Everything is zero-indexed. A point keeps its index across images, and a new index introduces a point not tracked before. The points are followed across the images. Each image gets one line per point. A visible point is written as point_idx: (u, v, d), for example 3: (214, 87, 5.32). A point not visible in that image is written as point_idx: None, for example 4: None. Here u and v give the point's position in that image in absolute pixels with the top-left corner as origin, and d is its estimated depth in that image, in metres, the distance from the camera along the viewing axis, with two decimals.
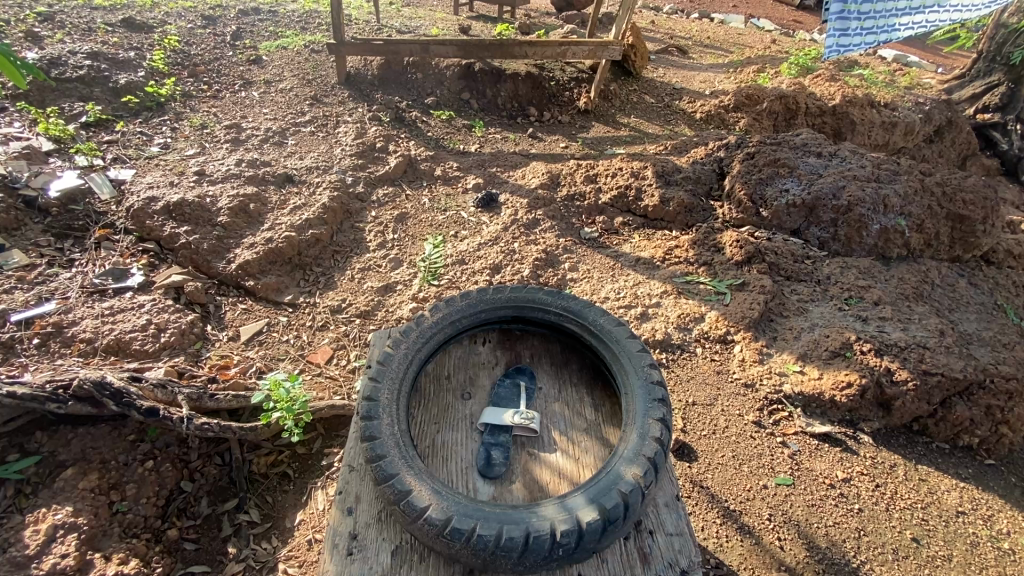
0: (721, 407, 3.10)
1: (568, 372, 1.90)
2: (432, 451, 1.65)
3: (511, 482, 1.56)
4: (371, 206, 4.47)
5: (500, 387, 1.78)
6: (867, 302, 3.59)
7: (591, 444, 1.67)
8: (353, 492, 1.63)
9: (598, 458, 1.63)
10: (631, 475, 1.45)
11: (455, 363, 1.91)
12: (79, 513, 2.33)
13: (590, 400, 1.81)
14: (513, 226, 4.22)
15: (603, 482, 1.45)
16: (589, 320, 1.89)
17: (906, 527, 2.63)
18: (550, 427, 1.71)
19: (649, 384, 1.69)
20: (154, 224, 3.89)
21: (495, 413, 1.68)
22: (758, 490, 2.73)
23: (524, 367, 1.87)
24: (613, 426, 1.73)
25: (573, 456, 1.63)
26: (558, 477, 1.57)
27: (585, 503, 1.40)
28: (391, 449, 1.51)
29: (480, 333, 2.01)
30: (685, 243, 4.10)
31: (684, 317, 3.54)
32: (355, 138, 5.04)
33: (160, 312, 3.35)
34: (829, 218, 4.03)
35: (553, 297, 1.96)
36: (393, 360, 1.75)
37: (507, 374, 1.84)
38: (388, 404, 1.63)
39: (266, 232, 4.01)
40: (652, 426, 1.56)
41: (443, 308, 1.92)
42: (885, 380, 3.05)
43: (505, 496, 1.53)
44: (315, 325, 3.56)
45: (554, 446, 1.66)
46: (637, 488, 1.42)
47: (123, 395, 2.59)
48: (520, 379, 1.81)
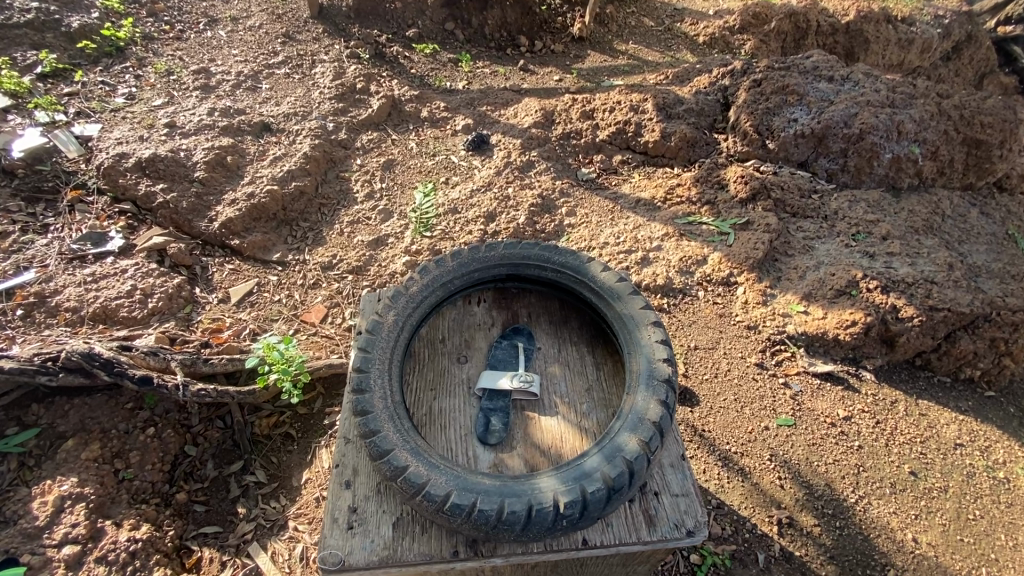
0: (723, 351, 3.06)
1: (568, 330, 1.81)
2: (430, 419, 1.59)
3: (511, 447, 1.51)
4: (356, 153, 4.24)
5: (497, 347, 1.71)
6: (875, 236, 3.48)
7: (593, 406, 1.61)
8: (350, 465, 1.60)
9: (600, 420, 1.57)
10: (636, 442, 1.39)
11: (450, 326, 1.82)
12: (85, 482, 2.35)
13: (591, 359, 1.73)
14: (506, 170, 4.02)
15: (608, 450, 1.40)
16: (589, 276, 1.77)
17: (904, 461, 2.65)
18: (551, 390, 1.64)
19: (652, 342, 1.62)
20: (127, 183, 3.70)
21: (493, 376, 1.61)
22: (760, 432, 2.72)
23: (522, 325, 1.78)
24: (616, 385, 1.66)
25: (574, 420, 1.57)
26: (561, 441, 1.52)
27: (589, 473, 1.35)
28: (384, 423, 1.45)
29: (474, 292, 1.91)
30: (687, 181, 3.91)
31: (686, 260, 3.44)
32: (333, 79, 4.69)
33: (144, 277, 3.25)
34: (839, 147, 3.83)
35: (550, 252, 1.84)
36: (382, 327, 1.65)
37: (504, 334, 1.76)
38: (379, 375, 1.55)
39: (247, 186, 3.82)
40: (658, 388, 1.49)
41: (433, 268, 1.80)
42: (890, 317, 3.04)
43: (506, 463, 1.48)
44: (307, 283, 3.45)
45: (555, 409, 1.60)
46: (641, 454, 1.38)
47: (114, 364, 2.54)
48: (519, 339, 1.74)
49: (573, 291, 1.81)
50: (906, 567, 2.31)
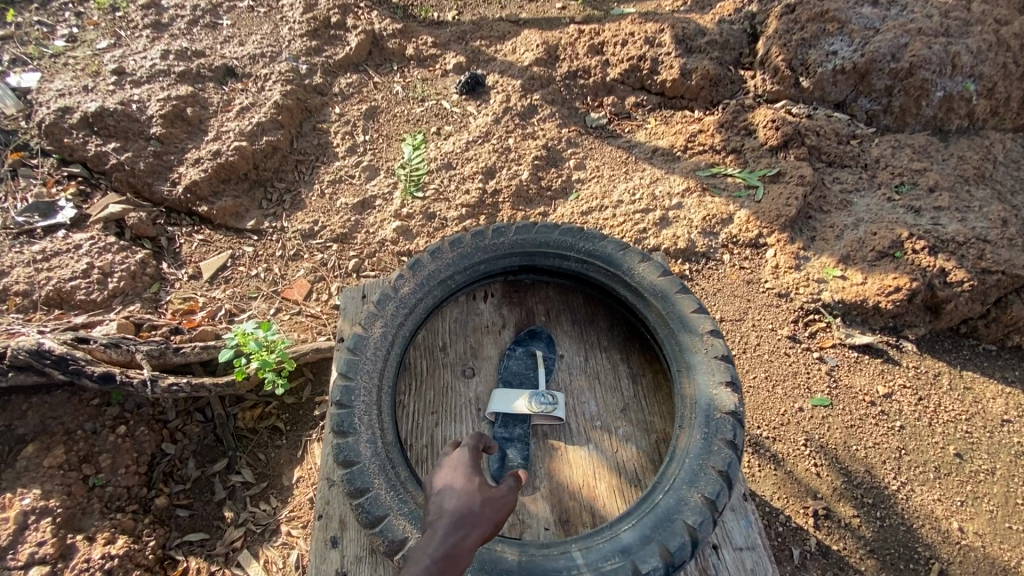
0: (751, 323, 2.78)
1: (595, 331, 1.78)
2: (433, 448, 1.57)
3: (536, 491, 1.48)
4: (334, 100, 3.73)
5: (509, 359, 1.66)
6: (921, 188, 3.11)
7: (630, 431, 1.59)
8: (335, 516, 1.53)
9: (639, 448, 1.56)
10: (696, 500, 1.33)
11: (451, 330, 1.79)
12: (50, 494, 2.11)
13: (626, 369, 1.71)
14: (505, 117, 3.55)
15: (661, 511, 1.33)
16: (624, 270, 1.70)
17: (949, 442, 2.44)
18: (579, 414, 1.61)
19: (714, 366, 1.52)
20: (74, 142, 3.25)
21: (508, 396, 1.54)
22: (793, 414, 2.49)
23: (539, 329, 1.73)
24: (656, 408, 1.63)
25: (609, 452, 1.55)
26: (590, 479, 1.50)
27: (642, 546, 1.28)
28: (374, 481, 1.38)
29: (479, 287, 1.87)
30: (710, 126, 3.46)
31: (710, 220, 3.08)
32: (304, 12, 4.07)
33: (102, 253, 2.88)
34: (883, 85, 3.37)
35: (574, 240, 1.76)
36: (364, 351, 1.57)
37: (517, 342, 1.71)
38: (364, 414, 1.47)
39: (212, 143, 3.35)
40: (721, 430, 1.41)
41: (424, 272, 1.73)
42: (938, 282, 2.74)
43: (534, 509, 1.46)
44: (287, 255, 3.09)
45: (585, 438, 1.57)
46: (705, 519, 1.31)
47: (68, 361, 2.24)
48: (535, 348, 1.68)
49: (600, 282, 1.75)
50: (951, 560, 2.16)
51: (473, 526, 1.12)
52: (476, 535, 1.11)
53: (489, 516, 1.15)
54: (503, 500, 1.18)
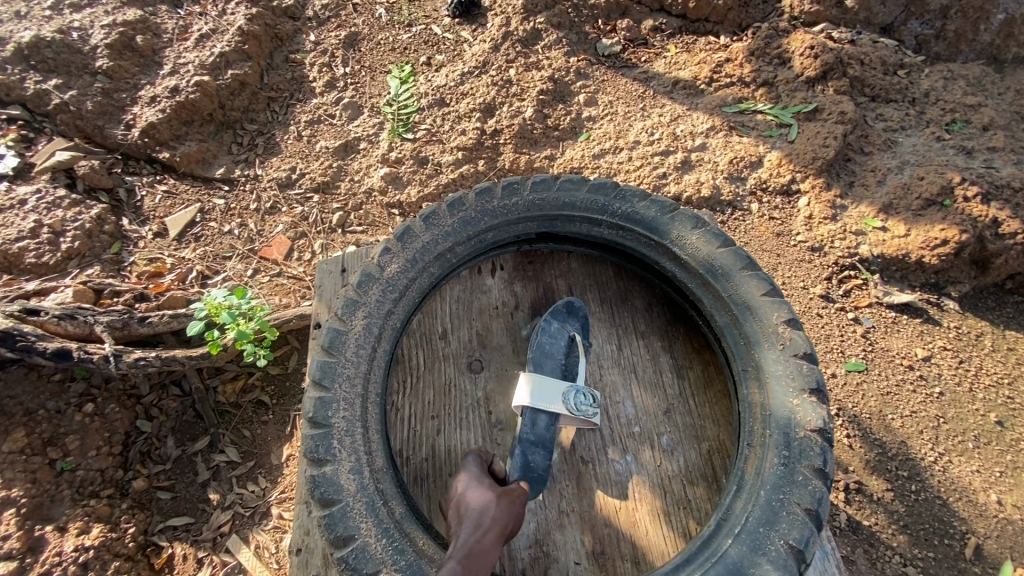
0: (781, 281, 2.52)
1: (631, 310, 1.69)
2: (436, 459, 1.48)
3: (566, 518, 1.42)
4: (307, 25, 3.25)
5: (544, 336, 1.49)
6: (974, 126, 2.76)
7: (678, 442, 1.52)
8: (318, 551, 1.47)
9: (686, 460, 1.50)
10: (782, 547, 1.25)
11: (452, 314, 1.66)
12: (12, 483, 1.91)
13: (669, 361, 1.62)
14: (505, 44, 3.10)
15: (736, 561, 1.25)
16: (672, 242, 1.58)
17: (990, 409, 2.26)
18: (615, 423, 1.53)
19: (794, 370, 1.43)
20: (8, 78, 2.81)
21: (546, 386, 1.40)
22: (825, 380, 2.28)
23: (576, 305, 1.56)
24: (707, 408, 1.56)
25: (654, 467, 1.48)
26: (629, 501, 1.44)
27: None
28: (361, 525, 1.26)
29: (490, 259, 1.74)
30: (738, 54, 3.03)
31: (737, 164, 2.74)
32: None
33: (51, 208, 2.54)
34: (939, 5, 2.96)
35: (607, 203, 1.62)
36: (343, 357, 1.42)
37: (554, 315, 1.53)
38: (348, 439, 1.34)
39: (168, 78, 2.92)
40: (806, 459, 1.34)
41: (418, 250, 1.56)
42: (989, 234, 2.46)
43: (568, 536, 1.40)
44: (263, 209, 2.76)
45: (624, 452, 1.49)
46: (790, 570, 1.24)
47: (16, 337, 1.98)
48: (573, 329, 1.52)
49: (636, 251, 1.63)
50: (987, 535, 2.03)
51: (492, 520, 1.20)
52: (497, 527, 1.19)
53: (506, 509, 1.23)
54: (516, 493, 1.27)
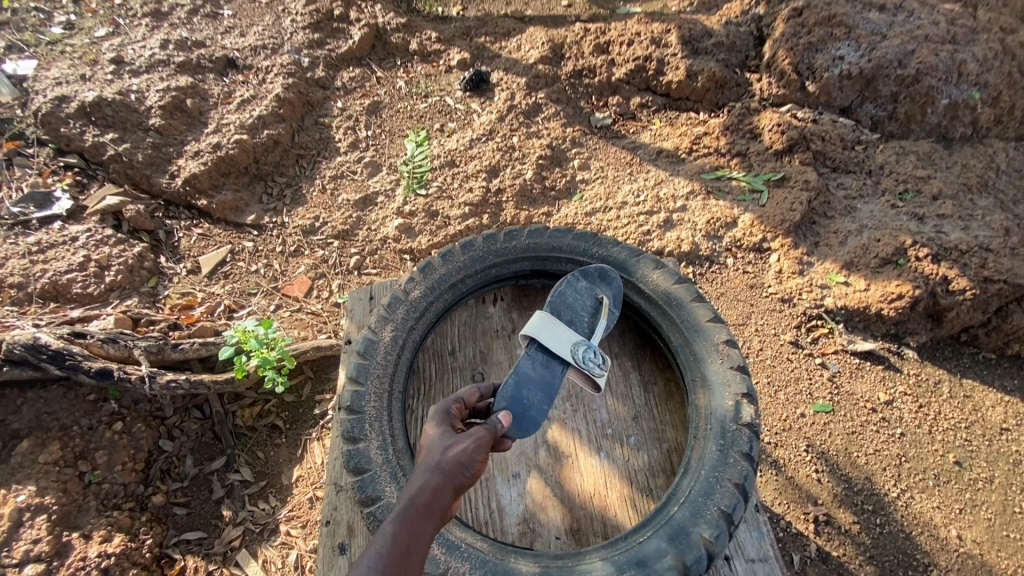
0: (755, 327, 2.78)
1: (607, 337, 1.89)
2: None
3: (546, 503, 1.59)
4: (336, 94, 3.69)
5: (571, 290, 1.55)
6: (924, 196, 3.10)
7: (642, 440, 1.69)
8: (343, 523, 1.60)
9: (648, 458, 1.66)
10: (716, 514, 1.39)
11: (461, 335, 1.91)
12: (45, 491, 2.08)
13: (637, 376, 1.81)
14: (510, 115, 3.52)
15: (678, 524, 1.39)
16: (638, 277, 1.81)
17: (949, 450, 2.45)
18: (591, 424, 1.72)
19: (731, 378, 1.59)
20: (71, 132, 3.18)
21: (559, 327, 1.44)
22: (795, 419, 2.49)
23: (611, 273, 1.62)
24: (666, 415, 1.73)
25: (621, 460, 1.66)
26: (600, 488, 1.61)
27: (657, 556, 1.35)
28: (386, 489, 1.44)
29: (490, 292, 2.00)
30: (715, 129, 3.45)
31: (715, 224, 3.07)
32: (306, 3, 4.03)
33: (99, 245, 2.84)
34: (890, 91, 3.35)
35: (585, 245, 1.88)
36: (375, 357, 1.66)
37: (585, 275, 1.60)
38: (375, 422, 1.56)
39: (212, 135, 3.31)
40: (738, 442, 1.49)
41: (435, 278, 1.82)
42: (940, 290, 2.75)
43: (547, 518, 1.57)
44: (287, 251, 3.05)
45: (597, 448, 1.67)
46: (721, 531, 1.37)
47: (65, 356, 2.20)
48: (602, 294, 1.58)
49: None
50: (948, 568, 2.17)
51: (427, 479, 1.10)
52: (441, 479, 1.10)
53: (449, 464, 1.11)
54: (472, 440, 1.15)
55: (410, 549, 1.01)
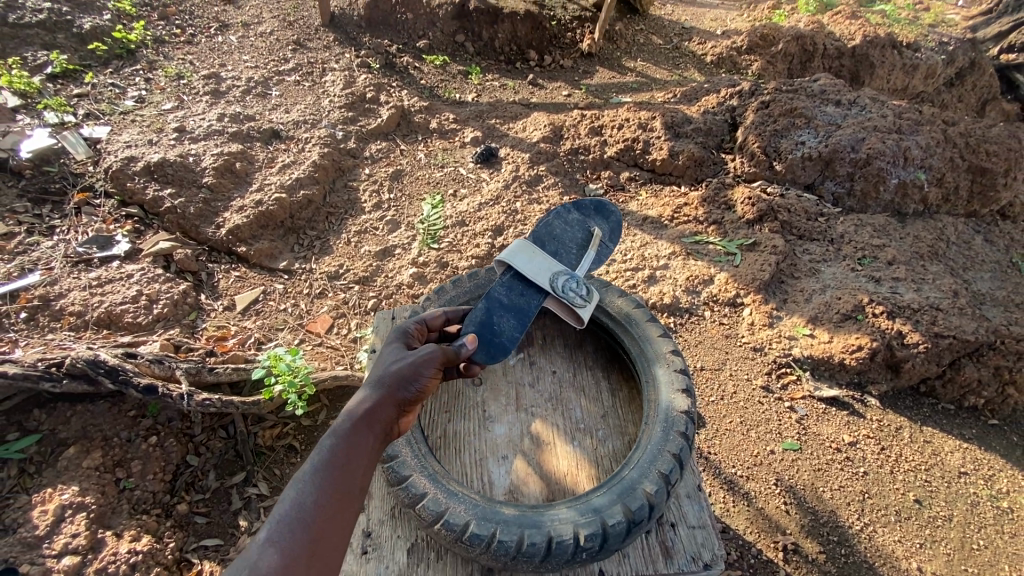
0: (729, 372, 3.08)
1: (583, 353, 2.03)
2: (445, 441, 1.76)
3: (526, 477, 1.68)
4: (364, 162, 4.25)
5: (563, 224, 1.87)
6: (881, 261, 3.48)
7: (608, 432, 1.81)
8: None
9: (615, 447, 1.76)
10: (656, 474, 1.52)
11: None
12: (86, 491, 2.33)
13: (607, 384, 1.95)
14: (514, 183, 4.04)
15: (628, 483, 1.52)
16: (605, 302, 2.00)
17: (909, 489, 2.67)
18: (566, 417, 1.84)
19: (674, 377, 1.77)
20: (135, 187, 3.68)
21: (540, 258, 1.76)
22: (766, 455, 2.75)
23: (609, 210, 1.94)
24: (630, 413, 1.86)
25: (591, 447, 1.76)
26: (571, 469, 1.70)
27: (607, 507, 1.46)
28: (402, 449, 1.57)
29: None
30: (694, 200, 3.92)
31: (693, 280, 3.44)
32: (344, 88, 4.73)
33: (150, 282, 3.23)
34: (846, 172, 3.83)
35: None
36: None
37: (581, 210, 1.93)
38: None
39: (255, 193, 3.81)
40: (677, 419, 1.65)
41: (447, 295, 2.15)
42: (896, 343, 3.04)
43: (523, 492, 1.64)
44: (313, 293, 3.44)
45: (570, 437, 1.78)
46: (661, 488, 1.50)
47: (119, 372, 2.53)
48: (594, 227, 1.91)
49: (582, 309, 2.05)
50: None
51: (371, 397, 1.43)
52: (383, 396, 1.44)
53: (392, 383, 1.46)
54: (415, 362, 1.49)
55: (351, 448, 1.32)
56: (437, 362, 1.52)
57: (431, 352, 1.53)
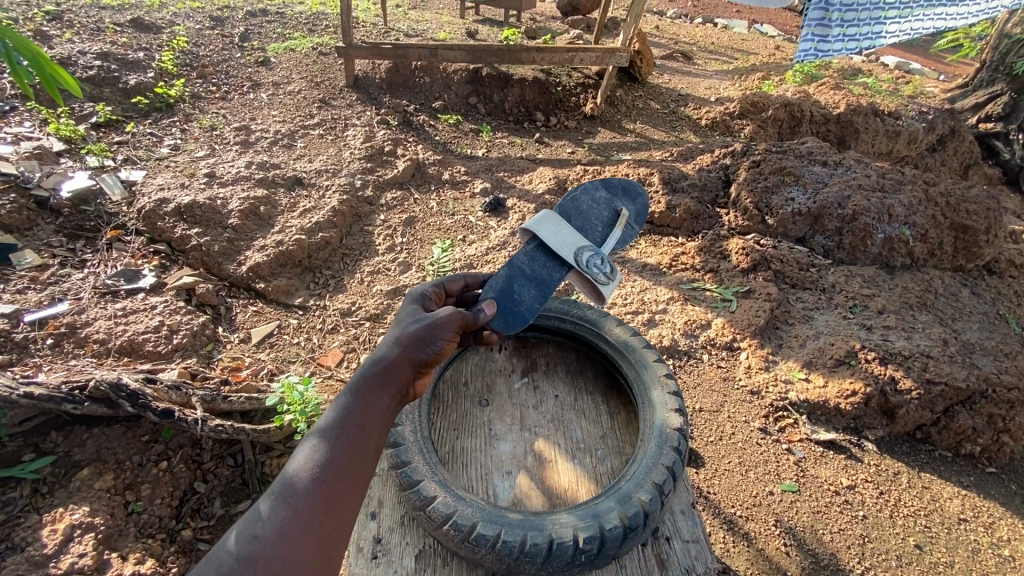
0: (727, 414, 3.15)
1: (583, 380, 2.15)
2: (453, 456, 1.86)
3: (529, 490, 1.76)
4: (380, 209, 4.52)
5: (592, 201, 2.03)
6: (871, 310, 3.62)
7: (607, 451, 1.91)
8: (374, 495, 1.74)
9: (613, 465, 1.86)
10: (650, 484, 1.63)
11: (472, 371, 2.14)
12: (96, 512, 2.39)
13: (606, 408, 2.06)
14: (520, 231, 4.27)
15: (624, 491, 1.62)
16: (604, 331, 2.15)
17: (909, 534, 2.69)
18: (568, 436, 1.94)
19: (667, 398, 1.90)
20: (165, 226, 3.92)
21: (565, 231, 1.91)
22: (765, 496, 2.80)
23: (636, 190, 2.08)
24: (627, 433, 1.96)
25: (591, 464, 1.86)
26: (572, 484, 1.79)
27: (604, 512, 1.57)
28: (414, 457, 1.69)
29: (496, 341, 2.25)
30: (691, 249, 4.13)
31: (691, 324, 3.58)
32: (364, 141, 5.10)
33: (172, 313, 3.39)
34: (834, 226, 4.04)
35: (567, 308, 2.24)
36: None
37: (611, 188, 2.07)
38: (411, 410, 1.83)
39: (277, 235, 4.05)
40: (670, 435, 1.76)
41: None
42: (889, 389, 3.11)
43: (525, 502, 1.73)
44: (325, 328, 3.59)
45: (571, 454, 1.88)
46: (655, 497, 1.60)
47: (139, 396, 2.64)
48: (621, 208, 2.06)
49: (584, 338, 2.18)
50: None
51: (386, 358, 1.55)
52: (398, 358, 1.55)
53: (407, 346, 1.58)
54: (432, 325, 1.62)
55: (367, 407, 1.45)
56: (455, 326, 1.65)
57: (449, 315, 1.66)
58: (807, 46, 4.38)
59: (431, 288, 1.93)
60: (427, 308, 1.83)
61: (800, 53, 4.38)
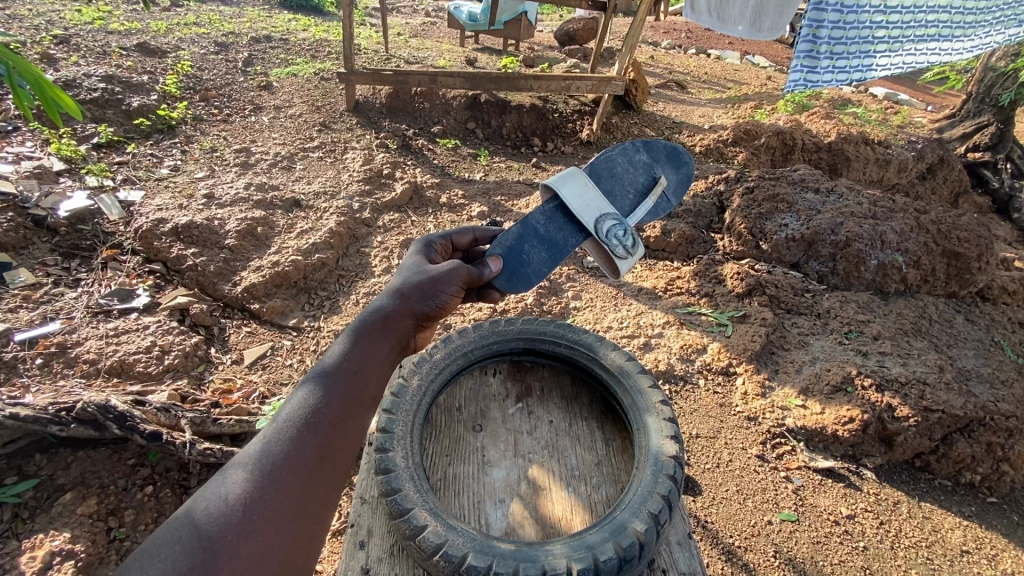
0: (724, 440, 3.11)
1: (579, 406, 2.13)
2: (445, 483, 1.83)
3: (522, 517, 1.73)
4: (377, 231, 4.54)
5: (628, 165, 2.13)
6: (867, 336, 3.62)
7: (602, 479, 1.88)
8: (365, 524, 1.70)
9: (608, 495, 1.82)
10: (646, 513, 1.59)
11: (467, 396, 2.12)
12: (77, 539, 2.32)
13: (602, 434, 2.03)
14: None
15: (618, 521, 1.59)
16: (599, 355, 2.15)
17: (911, 566, 2.63)
18: (563, 463, 1.90)
19: (662, 423, 1.88)
20: (161, 245, 3.91)
21: (591, 194, 2.01)
22: (764, 526, 2.75)
23: (681, 161, 2.19)
24: (623, 461, 1.93)
25: (586, 493, 1.82)
26: (565, 510, 1.76)
27: (598, 544, 1.53)
28: (405, 484, 1.65)
29: (491, 365, 2.24)
30: (686, 274, 4.16)
31: (686, 349, 3.57)
32: (363, 164, 5.16)
33: (164, 334, 3.36)
34: (827, 252, 4.07)
35: (562, 332, 2.22)
36: (406, 393, 1.93)
37: (653, 155, 2.16)
38: (402, 435, 1.79)
39: (273, 256, 4.05)
40: (665, 464, 1.73)
41: (456, 339, 2.16)
42: (887, 416, 3.08)
43: (518, 531, 1.69)
44: (319, 350, 3.56)
45: (566, 482, 1.84)
46: (651, 528, 1.57)
47: (126, 418, 2.59)
48: (660, 176, 2.17)
49: (581, 363, 2.17)
50: None
51: (389, 309, 1.71)
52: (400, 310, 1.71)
53: (410, 297, 1.74)
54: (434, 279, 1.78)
55: (367, 355, 1.57)
56: (460, 279, 1.80)
57: (455, 268, 1.81)
58: (796, 76, 4.54)
59: (439, 239, 2.05)
60: (433, 257, 1.96)
61: (790, 81, 4.51)
